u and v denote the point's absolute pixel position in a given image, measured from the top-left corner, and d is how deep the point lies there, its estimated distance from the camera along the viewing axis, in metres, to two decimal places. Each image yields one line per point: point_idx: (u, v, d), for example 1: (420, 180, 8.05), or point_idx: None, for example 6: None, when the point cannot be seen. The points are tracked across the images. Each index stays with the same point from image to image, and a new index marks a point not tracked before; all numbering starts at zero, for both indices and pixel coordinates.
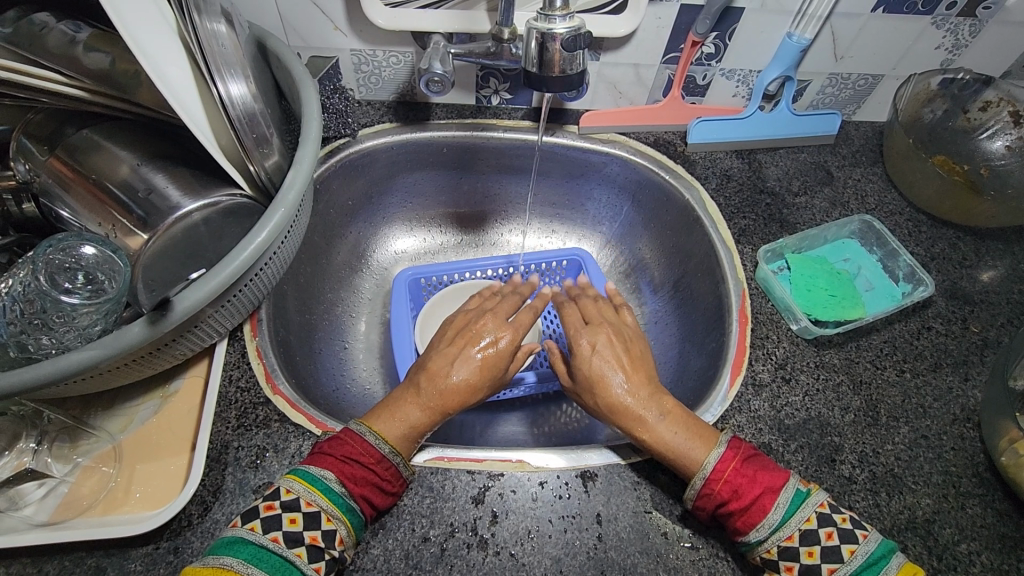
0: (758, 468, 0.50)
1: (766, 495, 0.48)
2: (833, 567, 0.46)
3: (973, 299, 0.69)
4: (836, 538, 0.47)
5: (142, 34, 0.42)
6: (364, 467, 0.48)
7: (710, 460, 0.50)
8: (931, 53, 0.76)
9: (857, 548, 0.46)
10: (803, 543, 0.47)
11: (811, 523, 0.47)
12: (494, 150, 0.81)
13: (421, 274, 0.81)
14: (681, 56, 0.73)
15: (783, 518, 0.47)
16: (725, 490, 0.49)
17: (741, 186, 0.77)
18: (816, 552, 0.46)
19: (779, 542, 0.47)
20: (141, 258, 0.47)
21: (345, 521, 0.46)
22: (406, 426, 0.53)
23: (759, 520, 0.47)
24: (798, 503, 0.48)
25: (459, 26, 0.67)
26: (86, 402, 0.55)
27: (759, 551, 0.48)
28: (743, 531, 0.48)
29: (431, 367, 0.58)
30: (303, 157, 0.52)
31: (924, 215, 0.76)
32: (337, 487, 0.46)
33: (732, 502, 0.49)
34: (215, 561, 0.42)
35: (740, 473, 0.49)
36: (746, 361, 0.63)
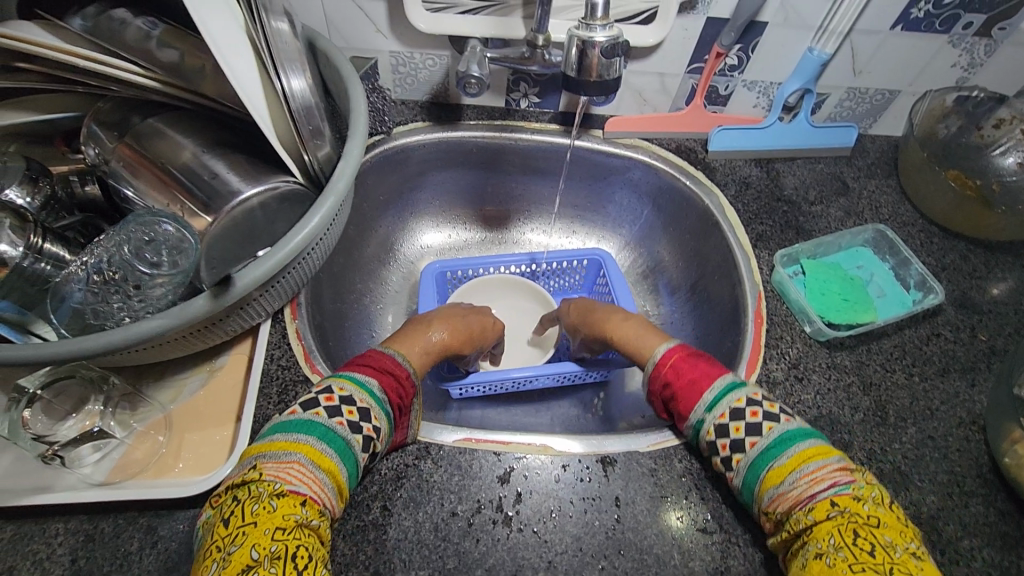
0: (694, 360, 0.56)
1: (704, 378, 0.54)
2: (754, 441, 0.49)
3: (981, 309, 0.71)
4: (760, 416, 0.50)
5: (218, 29, 0.46)
6: (394, 377, 0.53)
7: (660, 350, 0.59)
8: (947, 71, 0.79)
9: (775, 425, 0.49)
10: (732, 418, 0.51)
11: (740, 403, 0.51)
12: (521, 151, 0.84)
13: (447, 269, 0.83)
14: (705, 66, 0.77)
15: (716, 398, 0.52)
16: (669, 373, 0.56)
17: (759, 194, 0.80)
18: (741, 427, 0.50)
19: (715, 420, 0.51)
20: (205, 239, 0.49)
21: (385, 420, 0.49)
22: (418, 351, 0.59)
23: (695, 402, 0.53)
24: (729, 387, 0.52)
25: (495, 32, 0.71)
26: (138, 373, 0.58)
27: (705, 424, 0.52)
28: (686, 415, 0.54)
29: (424, 319, 0.65)
30: (351, 150, 0.55)
31: (936, 227, 0.79)
32: (378, 391, 0.50)
33: (677, 386, 0.55)
34: (285, 437, 0.45)
35: (683, 358, 0.56)
36: (760, 360, 0.66)
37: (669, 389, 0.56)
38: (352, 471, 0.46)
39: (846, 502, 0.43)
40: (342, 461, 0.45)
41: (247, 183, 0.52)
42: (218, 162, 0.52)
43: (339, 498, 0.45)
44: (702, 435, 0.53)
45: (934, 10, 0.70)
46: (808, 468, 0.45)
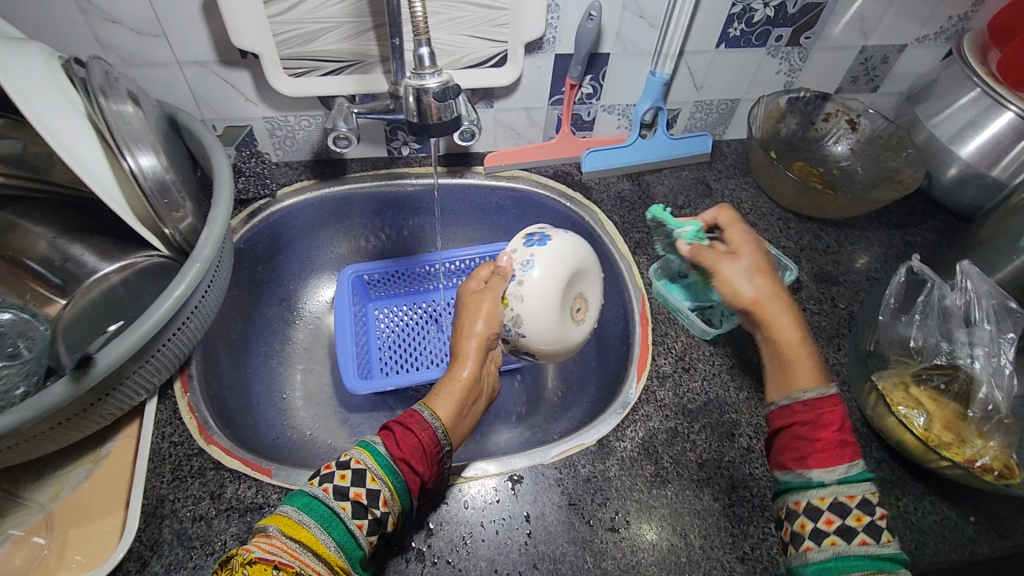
0: (824, 414, 0.51)
1: (830, 451, 0.49)
2: (835, 541, 0.46)
3: (838, 280, 0.79)
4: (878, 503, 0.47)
5: (53, 121, 0.47)
6: (405, 431, 0.52)
7: (825, 392, 0.52)
8: (773, 78, 0.88)
9: (865, 518, 0.46)
10: (831, 509, 0.47)
11: (847, 500, 0.47)
12: (408, 196, 0.87)
13: (363, 272, 0.88)
14: (564, 97, 0.83)
15: (813, 483, 0.49)
16: (809, 429, 0.51)
17: (633, 206, 0.86)
18: (833, 521, 0.47)
19: (836, 495, 0.47)
20: (59, 322, 0.51)
21: (387, 483, 0.48)
22: (455, 404, 0.57)
23: (797, 468, 0.50)
24: (859, 476, 0.48)
25: (360, 88, 0.75)
26: (14, 476, 0.55)
27: (798, 494, 0.49)
28: (788, 467, 0.51)
29: (462, 330, 0.63)
30: (216, 217, 0.56)
31: (792, 213, 0.87)
32: (382, 449, 0.50)
33: (823, 433, 0.50)
34: (292, 514, 0.44)
35: (827, 416, 0.51)
36: (649, 357, 0.70)
37: (788, 434, 0.52)
38: (341, 541, 0.44)
39: None
40: (325, 530, 0.44)
41: (105, 261, 0.56)
42: (76, 246, 0.55)
43: (331, 567, 0.43)
44: (787, 501, 0.50)
45: (747, 28, 0.80)
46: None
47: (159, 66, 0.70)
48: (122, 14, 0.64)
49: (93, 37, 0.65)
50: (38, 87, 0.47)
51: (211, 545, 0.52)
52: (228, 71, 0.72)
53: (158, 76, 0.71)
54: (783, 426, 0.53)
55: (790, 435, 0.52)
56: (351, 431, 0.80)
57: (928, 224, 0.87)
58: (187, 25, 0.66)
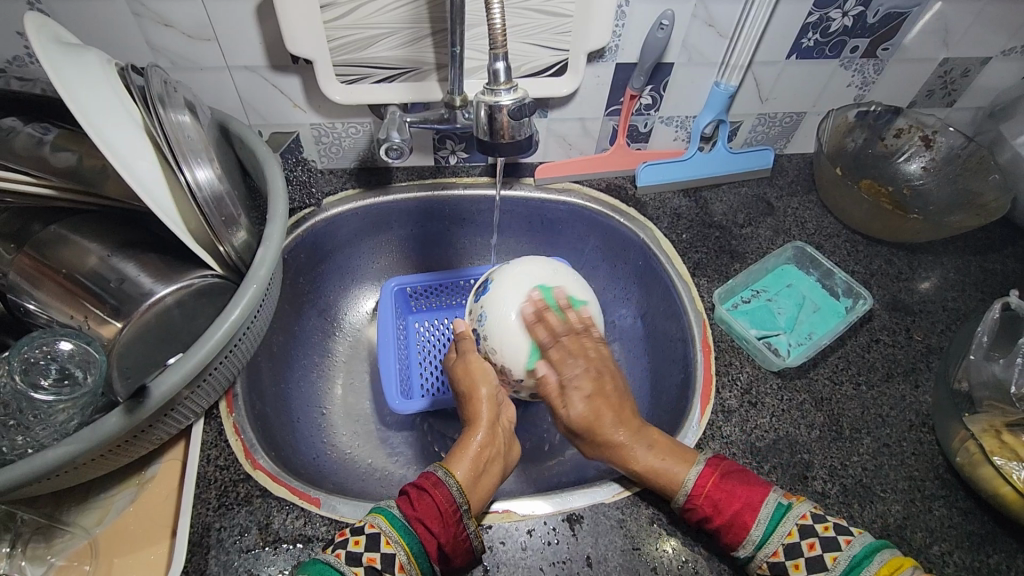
0: (733, 484, 0.53)
1: (745, 510, 0.52)
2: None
3: (913, 309, 0.74)
4: (833, 530, 0.50)
5: (112, 137, 0.45)
6: (420, 493, 0.51)
7: (693, 476, 0.54)
8: (844, 91, 0.83)
9: (839, 554, 0.48)
10: (789, 556, 0.50)
11: (793, 537, 0.50)
12: (455, 206, 0.84)
13: (406, 284, 0.85)
14: (622, 108, 0.79)
15: (764, 536, 0.51)
16: (705, 507, 0.52)
17: (691, 223, 0.82)
18: (801, 564, 0.49)
19: (781, 542, 0.50)
20: (116, 348, 0.48)
21: (403, 546, 0.47)
22: (473, 467, 0.55)
23: (745, 535, 0.51)
24: (778, 517, 0.51)
25: (413, 96, 0.72)
26: (58, 498, 0.53)
27: (759, 557, 0.51)
28: (732, 548, 0.52)
29: (469, 397, 0.62)
30: (271, 234, 0.53)
31: (860, 235, 0.82)
32: (395, 512, 0.50)
33: (714, 518, 0.52)
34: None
35: (719, 488, 0.53)
36: (713, 389, 0.66)
37: (711, 525, 0.53)
38: None
39: None
40: None
41: (161, 282, 0.51)
42: (129, 264, 0.51)
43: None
44: (752, 564, 0.51)
45: (822, 38, 0.75)
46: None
47: (209, 70, 0.67)
48: (175, 16, 0.61)
49: (144, 41, 0.63)
50: (98, 99, 0.45)
51: None
52: (279, 77, 0.69)
53: (207, 82, 0.69)
54: (695, 519, 0.53)
55: (704, 518, 0.53)
56: (391, 451, 0.77)
57: (1007, 250, 0.82)
58: (240, 30, 0.64)
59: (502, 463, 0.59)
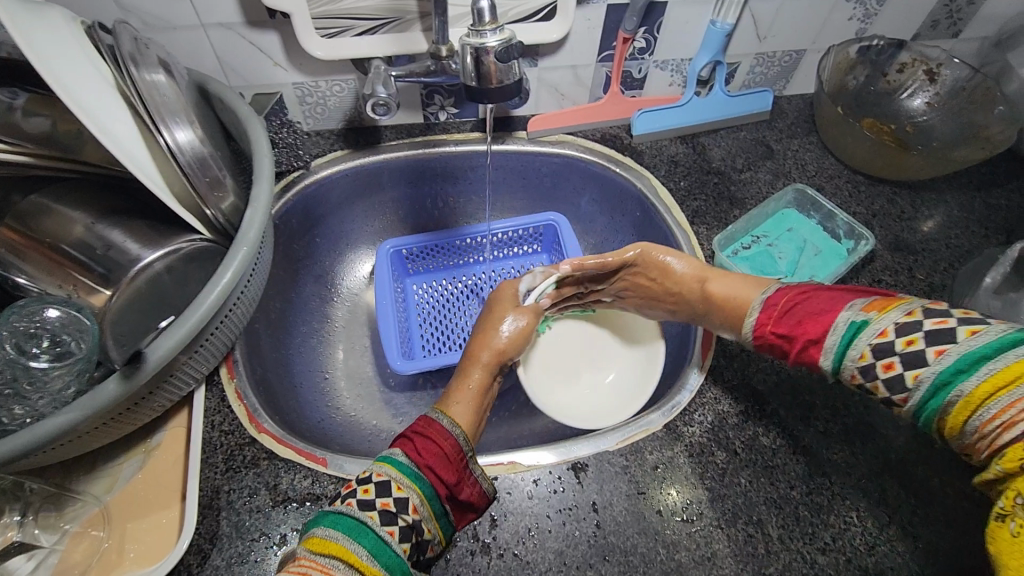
0: (814, 298, 0.51)
1: (820, 326, 0.49)
2: (917, 373, 0.42)
3: (915, 249, 0.73)
4: (922, 342, 0.43)
5: (86, 100, 0.43)
6: (424, 439, 0.49)
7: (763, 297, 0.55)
8: (845, 25, 0.80)
9: (979, 330, 0.41)
10: (893, 339, 0.44)
11: (886, 337, 0.44)
12: (447, 163, 0.82)
13: (402, 246, 0.84)
14: (615, 53, 0.76)
15: (842, 342, 0.47)
16: (780, 313, 0.53)
17: (688, 170, 0.80)
18: (916, 340, 0.43)
19: (870, 341, 0.45)
20: (108, 315, 0.47)
21: (415, 488, 0.45)
22: (473, 407, 0.55)
23: (822, 350, 0.49)
24: (855, 330, 0.46)
25: (398, 49, 0.69)
26: (67, 467, 0.54)
27: (846, 365, 0.47)
28: (817, 363, 0.50)
29: (472, 335, 0.61)
30: (259, 195, 0.52)
31: (861, 175, 0.80)
32: (403, 459, 0.47)
33: (789, 341, 0.52)
34: (315, 532, 0.42)
35: (794, 298, 0.52)
36: (715, 336, 0.66)
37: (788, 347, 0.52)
38: (372, 549, 0.41)
39: None
40: (351, 540, 0.41)
41: (149, 247, 0.51)
42: (114, 230, 0.51)
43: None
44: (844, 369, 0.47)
45: None
46: (1001, 398, 0.38)
47: (183, 29, 0.64)
48: None
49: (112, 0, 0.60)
50: (64, 60, 0.43)
51: (270, 538, 0.50)
52: (257, 34, 0.67)
53: (182, 42, 0.66)
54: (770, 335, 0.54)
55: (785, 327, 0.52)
56: (396, 411, 0.78)
57: (1012, 184, 0.80)
58: None
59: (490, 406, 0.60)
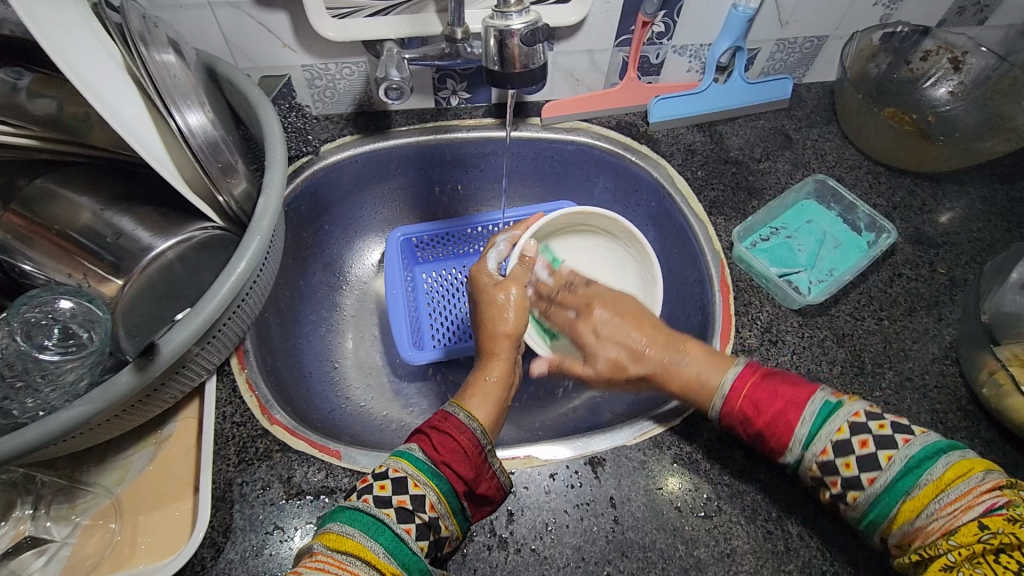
0: (776, 383, 0.49)
1: (790, 409, 0.48)
2: (873, 477, 0.43)
3: (936, 242, 0.72)
4: (891, 428, 0.44)
5: (96, 82, 0.42)
6: (441, 434, 0.48)
7: (727, 380, 0.51)
8: (870, 10, 0.78)
9: (894, 454, 0.43)
10: (854, 433, 0.45)
11: (843, 433, 0.45)
12: (459, 150, 0.80)
13: (412, 234, 0.82)
14: (633, 37, 0.74)
15: (813, 430, 0.46)
16: (745, 409, 0.50)
17: (705, 159, 0.79)
18: (852, 463, 0.44)
19: (830, 438, 0.45)
20: (118, 305, 0.49)
21: (432, 486, 0.44)
22: (492, 404, 0.54)
23: (789, 438, 0.47)
24: (825, 414, 0.46)
25: (411, 31, 0.66)
26: (77, 458, 0.53)
27: (809, 451, 0.46)
28: (781, 452, 0.48)
29: (492, 329, 0.59)
30: (272, 182, 0.51)
31: (881, 166, 0.79)
32: (420, 455, 0.46)
33: (754, 420, 0.49)
34: (332, 528, 0.42)
35: (760, 388, 0.49)
36: (733, 330, 0.65)
37: (750, 428, 0.50)
38: (389, 547, 0.41)
39: (999, 524, 0.38)
40: (369, 536, 0.41)
41: (158, 234, 0.52)
42: (124, 217, 0.51)
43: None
44: (804, 463, 0.47)
45: None
46: (948, 495, 0.40)
47: (189, 8, 0.62)
48: None
49: None
50: (73, 38, 0.41)
51: (284, 532, 0.49)
52: (265, 13, 0.64)
53: (189, 21, 0.64)
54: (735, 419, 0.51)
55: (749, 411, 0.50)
56: (405, 402, 0.77)
57: None
58: None
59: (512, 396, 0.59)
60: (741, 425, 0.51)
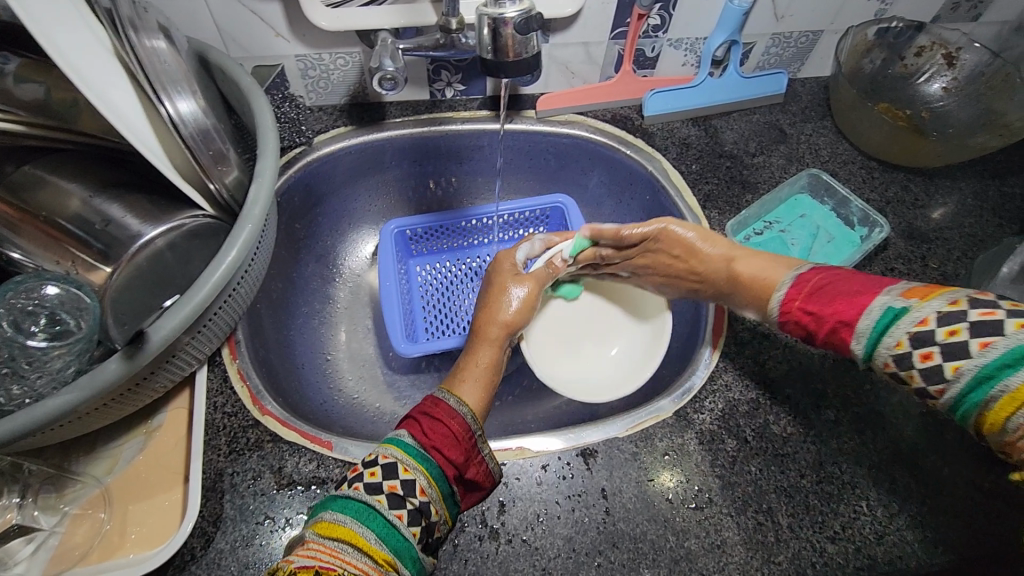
0: (833, 291, 0.48)
1: (850, 309, 0.46)
2: (942, 389, 0.41)
3: (928, 237, 0.72)
4: (966, 332, 0.39)
5: (85, 68, 0.41)
6: (432, 420, 0.48)
7: (781, 290, 0.52)
8: (865, 5, 0.78)
9: (964, 364, 0.39)
10: (916, 346, 0.41)
11: (903, 347, 0.42)
12: (453, 142, 0.80)
13: (406, 226, 0.82)
14: (629, 30, 0.74)
15: (869, 347, 0.44)
16: (802, 318, 0.50)
17: (700, 153, 0.79)
18: (915, 376, 0.42)
19: (891, 352, 0.43)
20: (109, 293, 0.48)
21: (421, 471, 0.44)
22: (483, 390, 0.53)
23: (848, 351, 0.46)
24: (889, 318, 0.43)
25: (405, 20, 0.66)
26: (67, 447, 0.53)
27: (876, 357, 0.44)
28: (845, 355, 0.47)
29: (492, 315, 0.60)
30: (263, 171, 0.51)
31: (875, 161, 0.79)
32: (409, 439, 0.45)
33: (814, 330, 0.49)
34: (324, 518, 0.40)
35: (807, 309, 0.49)
36: (726, 322, 0.65)
37: (812, 338, 0.50)
38: (382, 534, 0.40)
39: None
40: (360, 523, 0.40)
41: (148, 222, 0.51)
42: (113, 205, 0.50)
43: (375, 563, 0.38)
44: (872, 363, 0.45)
45: None
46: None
47: None
48: None
49: None
50: (62, 22, 0.41)
51: (275, 522, 0.49)
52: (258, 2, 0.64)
53: (181, 9, 0.63)
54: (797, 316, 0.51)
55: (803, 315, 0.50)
56: (398, 395, 0.77)
57: None
58: None
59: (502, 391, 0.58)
60: (804, 333, 0.51)
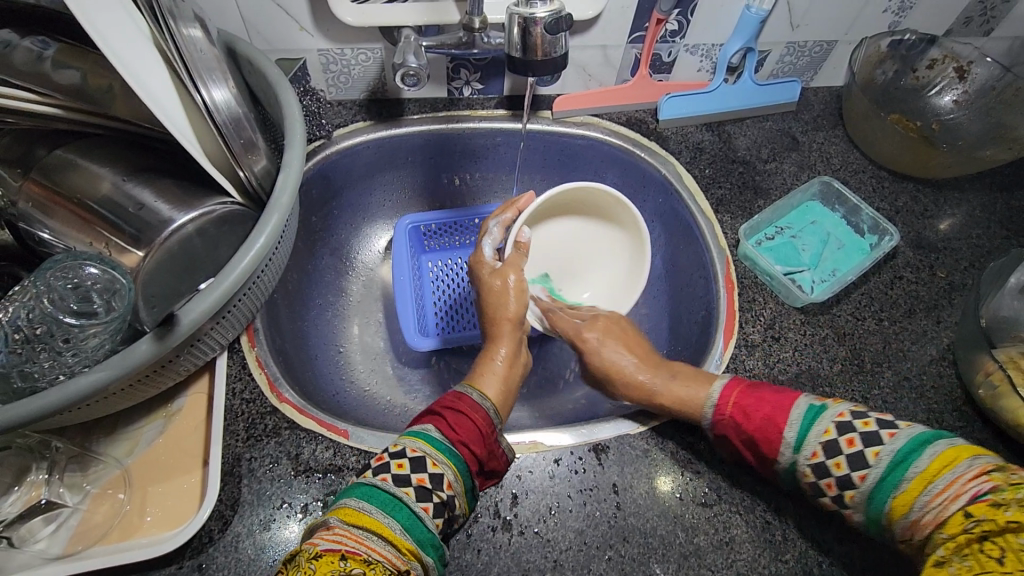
0: (759, 395, 0.52)
1: (778, 412, 0.50)
2: (863, 475, 0.46)
3: (936, 247, 0.73)
4: (875, 425, 0.47)
5: (128, 55, 0.42)
6: (456, 414, 0.49)
7: (715, 390, 0.54)
8: (879, 17, 0.79)
9: (881, 450, 0.45)
10: (841, 432, 0.47)
11: (830, 434, 0.48)
12: (469, 140, 0.81)
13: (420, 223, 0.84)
14: (647, 35, 0.75)
15: (801, 435, 0.49)
16: (735, 417, 0.52)
17: (713, 158, 0.80)
18: (842, 462, 0.47)
19: (818, 441, 0.48)
20: (140, 276, 0.48)
21: (450, 465, 0.45)
22: (502, 382, 0.55)
23: (778, 442, 0.49)
24: (812, 416, 0.49)
25: (429, 18, 0.66)
26: (87, 428, 0.54)
27: (807, 445, 0.48)
28: (773, 462, 0.50)
29: (494, 313, 0.60)
30: (291, 160, 0.52)
31: (885, 171, 0.80)
32: (436, 434, 0.47)
33: (749, 435, 0.51)
34: (348, 504, 0.42)
35: (745, 396, 0.52)
36: (737, 324, 0.66)
37: (740, 436, 0.52)
38: (406, 523, 0.41)
39: (983, 510, 0.39)
40: (386, 513, 0.41)
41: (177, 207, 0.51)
42: (144, 190, 0.50)
43: (398, 551, 0.40)
44: (797, 465, 0.49)
45: None
46: (937, 484, 0.42)
47: None
48: None
49: None
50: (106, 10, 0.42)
51: (292, 507, 0.50)
52: None
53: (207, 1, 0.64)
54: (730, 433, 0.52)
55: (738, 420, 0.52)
56: (409, 388, 0.77)
57: None
58: None
59: (524, 375, 0.60)
60: (733, 435, 0.52)
